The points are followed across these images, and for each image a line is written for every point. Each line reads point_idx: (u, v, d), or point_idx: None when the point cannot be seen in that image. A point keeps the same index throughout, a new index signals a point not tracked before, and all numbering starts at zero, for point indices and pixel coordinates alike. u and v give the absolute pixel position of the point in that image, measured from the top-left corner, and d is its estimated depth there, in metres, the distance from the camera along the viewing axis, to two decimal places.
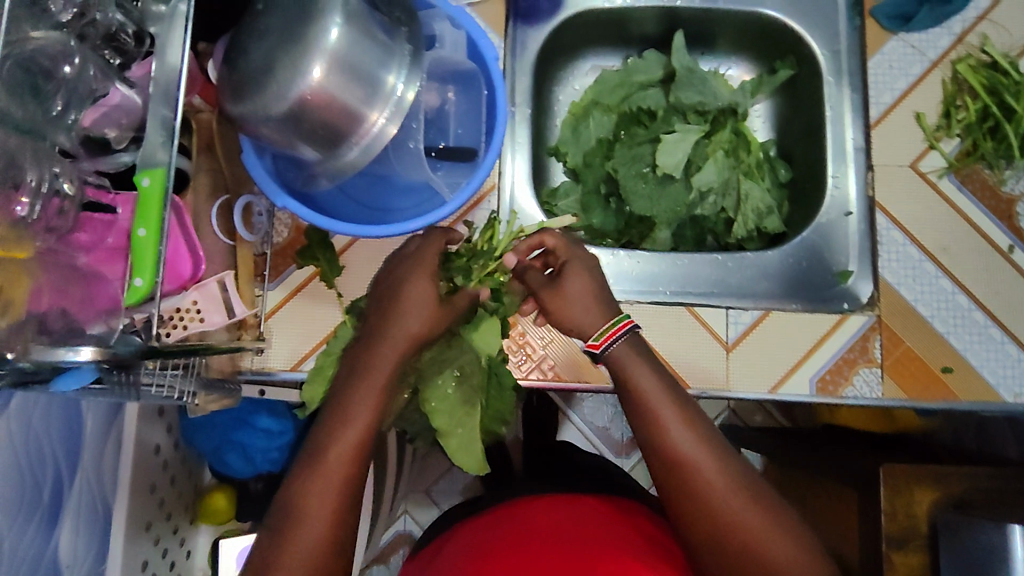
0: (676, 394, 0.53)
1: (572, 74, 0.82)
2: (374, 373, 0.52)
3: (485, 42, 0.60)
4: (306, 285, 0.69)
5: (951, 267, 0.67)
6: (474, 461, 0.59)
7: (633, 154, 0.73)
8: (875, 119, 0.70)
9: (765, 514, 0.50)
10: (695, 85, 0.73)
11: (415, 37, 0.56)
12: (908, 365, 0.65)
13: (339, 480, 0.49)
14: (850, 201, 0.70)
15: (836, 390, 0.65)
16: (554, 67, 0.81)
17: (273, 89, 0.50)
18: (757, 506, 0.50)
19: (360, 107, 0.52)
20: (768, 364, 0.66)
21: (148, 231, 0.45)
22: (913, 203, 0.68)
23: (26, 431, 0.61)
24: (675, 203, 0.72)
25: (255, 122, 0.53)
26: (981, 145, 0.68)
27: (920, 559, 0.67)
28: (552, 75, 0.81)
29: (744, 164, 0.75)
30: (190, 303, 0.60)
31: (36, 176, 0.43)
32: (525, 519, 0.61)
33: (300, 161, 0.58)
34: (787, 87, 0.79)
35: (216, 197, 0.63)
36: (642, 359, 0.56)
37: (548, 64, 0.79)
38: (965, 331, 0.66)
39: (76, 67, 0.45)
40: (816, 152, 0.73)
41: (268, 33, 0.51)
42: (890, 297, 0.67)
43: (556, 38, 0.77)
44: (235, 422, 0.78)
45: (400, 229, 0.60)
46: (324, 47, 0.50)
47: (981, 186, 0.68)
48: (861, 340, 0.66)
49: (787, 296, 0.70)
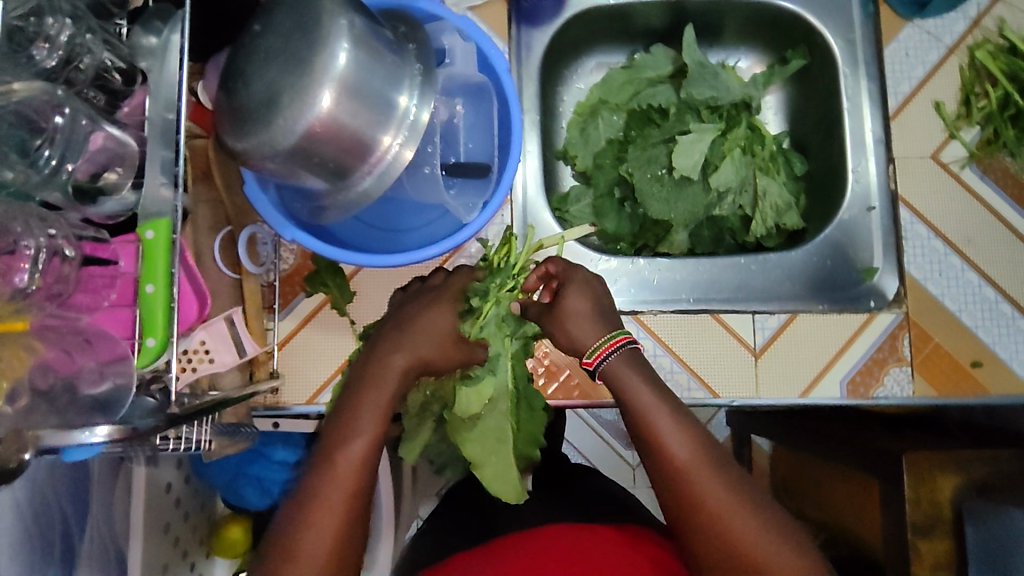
0: (674, 412, 0.49)
1: (576, 73, 0.79)
2: (373, 406, 0.50)
3: (496, 53, 0.58)
4: (316, 314, 0.66)
5: (976, 259, 0.65)
6: (513, 489, 0.55)
7: (648, 156, 0.70)
8: (894, 110, 0.68)
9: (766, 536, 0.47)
10: (707, 81, 0.70)
11: (424, 55, 0.52)
12: (938, 362, 0.64)
13: (341, 511, 0.47)
14: (872, 195, 0.69)
15: (867, 391, 0.64)
16: (559, 67, 0.78)
17: (279, 123, 0.46)
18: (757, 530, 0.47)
19: (370, 132, 0.49)
20: (798, 368, 0.65)
21: (158, 288, 0.42)
22: (935, 195, 0.67)
23: (33, 493, 0.57)
24: (693, 205, 0.70)
25: (258, 157, 0.49)
26: (1003, 133, 0.66)
27: (945, 546, 0.69)
28: (557, 75, 0.78)
29: (760, 159, 0.72)
30: (198, 344, 0.56)
31: (32, 242, 0.39)
32: (533, 552, 0.57)
33: (308, 191, 0.55)
34: (798, 76, 0.77)
35: (219, 229, 0.61)
36: (643, 373, 0.52)
37: (554, 64, 0.76)
38: (993, 325, 0.64)
39: (69, 117, 0.42)
40: (833, 145, 0.72)
41: (270, 60, 0.47)
42: (917, 293, 0.65)
43: (561, 36, 0.74)
44: (250, 455, 0.78)
45: (418, 256, 0.57)
46: (333, 75, 0.46)
47: (1003, 175, 0.67)
48: (889, 339, 0.65)
49: (813, 297, 0.68)
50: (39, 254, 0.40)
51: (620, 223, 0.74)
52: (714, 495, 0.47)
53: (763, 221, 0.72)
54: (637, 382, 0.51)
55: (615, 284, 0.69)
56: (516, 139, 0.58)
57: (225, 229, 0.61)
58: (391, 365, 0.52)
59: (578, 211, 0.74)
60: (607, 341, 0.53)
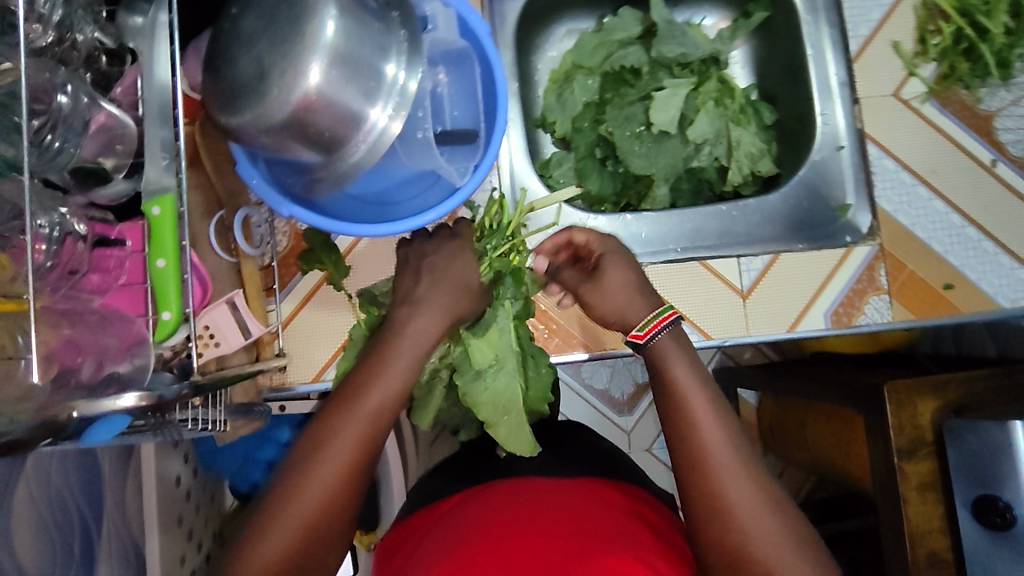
0: (711, 394, 0.51)
1: (548, 41, 0.80)
2: (380, 374, 0.49)
3: (474, 17, 0.58)
4: (315, 293, 0.65)
5: (942, 188, 0.69)
6: (525, 445, 0.59)
7: (626, 114, 0.73)
8: (856, 52, 0.71)
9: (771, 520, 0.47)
10: (676, 38, 0.72)
11: (408, 22, 0.52)
12: (914, 288, 0.68)
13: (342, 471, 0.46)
14: (840, 135, 0.72)
15: (850, 320, 0.67)
16: (531, 35, 0.79)
17: (273, 95, 0.45)
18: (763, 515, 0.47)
19: (359, 104, 0.48)
20: (784, 304, 0.68)
21: (169, 262, 0.42)
22: (900, 130, 0.70)
23: (46, 487, 0.57)
24: (673, 159, 0.73)
25: (249, 134, 0.48)
26: (958, 67, 0.70)
27: (929, 464, 0.73)
28: (530, 44, 0.79)
29: (731, 112, 0.74)
30: (202, 329, 0.55)
31: (46, 221, 0.40)
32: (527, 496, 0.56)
33: (300, 165, 0.53)
34: (763, 28, 0.80)
35: (212, 214, 0.59)
36: (682, 352, 0.53)
37: (526, 33, 0.78)
38: (962, 249, 0.68)
39: (71, 97, 0.42)
40: (801, 91, 0.75)
41: (256, 40, 0.45)
42: (890, 225, 0.69)
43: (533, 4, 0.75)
44: (257, 440, 0.81)
45: (416, 222, 0.57)
46: (323, 44, 0.45)
47: (961, 107, 0.71)
48: (867, 270, 0.68)
49: (792, 236, 0.72)
50: (52, 233, 0.41)
51: (604, 183, 0.76)
52: (731, 478, 0.48)
53: (741, 171, 0.75)
54: (674, 358, 0.52)
55: None
56: (502, 103, 0.59)
57: (218, 215, 0.59)
58: (412, 336, 0.51)
59: (561, 173, 0.76)
60: (661, 316, 0.54)
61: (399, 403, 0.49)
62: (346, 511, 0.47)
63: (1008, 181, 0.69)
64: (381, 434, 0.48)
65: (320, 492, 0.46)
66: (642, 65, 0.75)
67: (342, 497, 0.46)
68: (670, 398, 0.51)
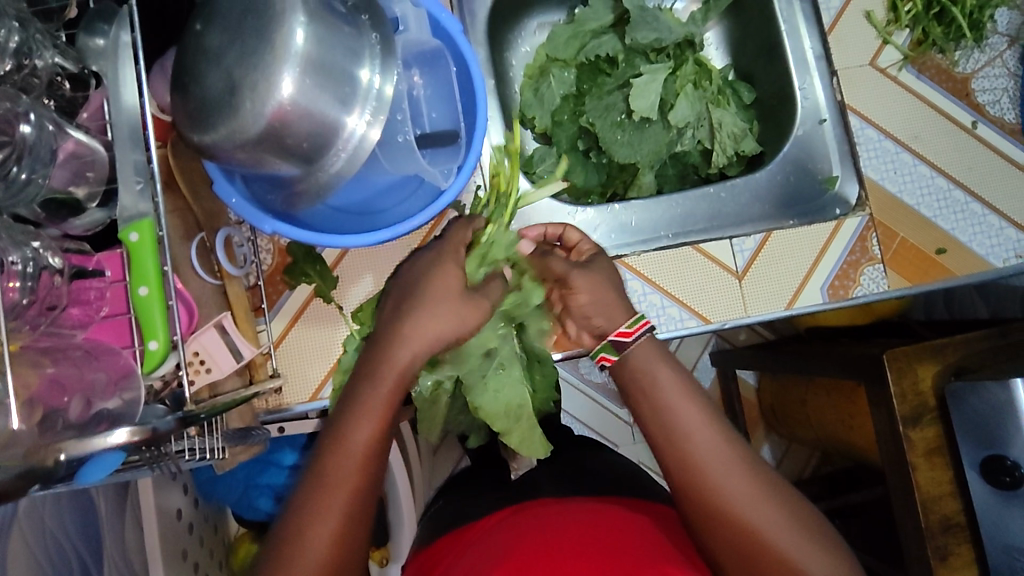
0: (692, 396, 0.51)
1: (520, 37, 0.79)
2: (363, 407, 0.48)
3: (445, 16, 0.57)
4: (305, 310, 0.63)
5: (925, 154, 0.69)
6: (538, 446, 0.59)
7: (605, 103, 0.72)
8: (829, 25, 0.71)
9: (773, 514, 0.48)
10: (649, 23, 0.71)
11: (379, 24, 0.50)
12: (906, 255, 0.67)
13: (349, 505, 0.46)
14: (821, 108, 0.72)
15: (847, 292, 0.67)
16: (504, 32, 0.78)
17: (247, 107, 0.44)
18: (764, 507, 0.48)
19: (336, 113, 0.47)
20: (780, 281, 0.67)
21: (152, 290, 0.41)
22: (880, 98, 0.70)
23: (41, 532, 0.56)
24: (656, 144, 0.72)
25: (222, 150, 0.46)
26: (930, 32, 0.70)
27: (936, 431, 0.73)
28: (503, 40, 0.78)
29: (710, 93, 0.75)
30: (191, 355, 0.52)
31: (18, 257, 0.38)
32: (559, 516, 0.55)
33: (280, 179, 0.52)
34: (734, 8, 0.80)
35: (193, 236, 0.56)
36: (663, 358, 0.53)
37: (498, 30, 0.77)
38: (950, 212, 0.68)
39: (34, 125, 0.40)
40: (777, 67, 0.75)
41: (224, 54, 0.44)
42: (877, 194, 0.69)
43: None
44: (259, 465, 0.78)
45: (402, 228, 0.56)
46: (295, 53, 0.44)
47: (937, 71, 0.71)
48: (859, 241, 0.68)
49: (781, 213, 0.72)
50: (26, 269, 0.38)
51: (585, 177, 0.76)
52: (733, 485, 0.48)
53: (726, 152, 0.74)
54: (659, 368, 0.52)
55: (596, 233, 0.71)
56: (481, 102, 0.58)
57: (198, 237, 0.57)
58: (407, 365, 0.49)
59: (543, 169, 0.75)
60: (640, 319, 0.54)
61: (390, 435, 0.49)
62: (355, 551, 0.47)
63: (991, 143, 0.70)
64: (378, 470, 0.48)
65: (326, 538, 0.46)
66: (618, 53, 0.74)
67: (348, 539, 0.46)
68: (658, 413, 0.50)
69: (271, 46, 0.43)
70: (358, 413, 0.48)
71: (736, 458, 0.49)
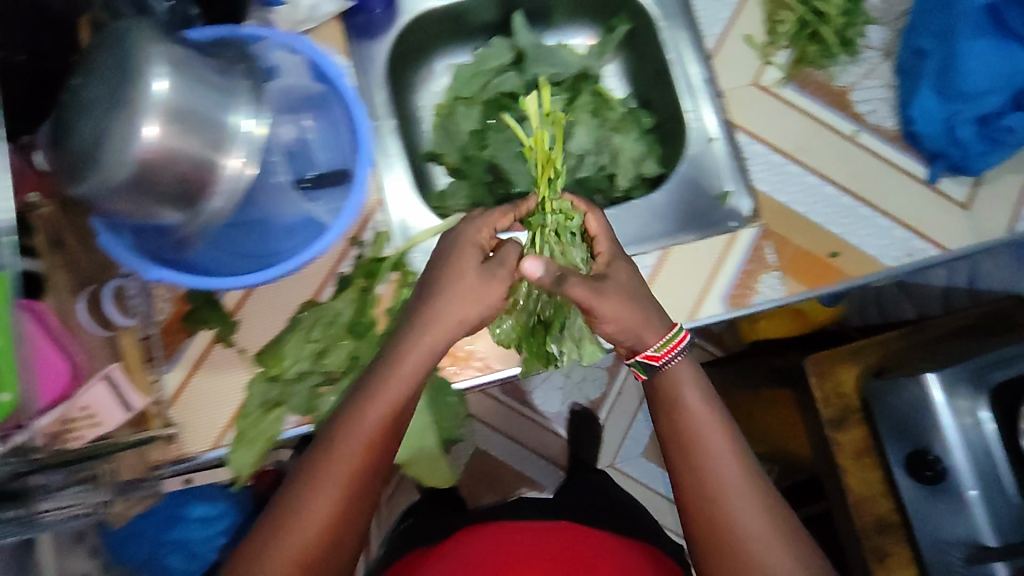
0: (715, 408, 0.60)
1: (426, 81, 0.85)
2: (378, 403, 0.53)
3: (325, 62, 0.60)
4: (204, 357, 0.64)
5: (812, 163, 0.72)
6: (440, 477, 0.65)
7: (506, 137, 0.76)
8: (711, 50, 0.76)
9: (764, 519, 0.58)
10: (546, 58, 0.78)
11: (253, 72, 0.55)
12: (803, 262, 0.70)
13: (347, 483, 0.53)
14: (710, 129, 0.76)
15: (745, 302, 0.69)
16: (405, 77, 0.83)
17: (111, 153, 0.46)
18: (762, 512, 0.58)
19: (210, 154, 0.49)
20: (682, 295, 0.70)
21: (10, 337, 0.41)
22: (764, 114, 0.74)
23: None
24: (560, 171, 0.76)
25: (102, 201, 0.48)
26: (805, 52, 0.75)
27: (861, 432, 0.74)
28: (408, 86, 0.83)
29: (610, 121, 0.78)
30: (77, 409, 0.52)
31: None
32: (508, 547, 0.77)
33: (165, 228, 0.53)
34: (628, 42, 0.85)
35: (80, 292, 0.58)
36: (697, 380, 0.61)
37: (399, 76, 0.81)
38: (841, 220, 0.71)
39: None
40: (667, 91, 0.80)
41: (94, 107, 0.47)
42: (769, 206, 0.72)
43: (400, 43, 0.79)
44: (167, 520, 0.84)
45: (288, 266, 0.58)
46: (154, 102, 0.46)
47: (817, 88, 0.75)
48: (754, 251, 0.70)
49: (681, 229, 0.75)
50: None
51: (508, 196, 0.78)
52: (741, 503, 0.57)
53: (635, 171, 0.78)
54: (690, 393, 0.60)
55: None
56: (364, 143, 0.60)
57: (88, 291, 0.59)
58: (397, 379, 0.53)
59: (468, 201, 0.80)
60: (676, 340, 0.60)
61: (393, 438, 0.54)
62: (337, 547, 0.53)
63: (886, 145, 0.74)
64: (369, 475, 0.54)
65: (315, 527, 0.52)
66: (518, 90, 0.78)
67: (323, 535, 0.52)
68: (685, 420, 0.59)
69: (130, 88, 0.46)
70: (366, 414, 0.53)
71: (750, 480, 0.58)
